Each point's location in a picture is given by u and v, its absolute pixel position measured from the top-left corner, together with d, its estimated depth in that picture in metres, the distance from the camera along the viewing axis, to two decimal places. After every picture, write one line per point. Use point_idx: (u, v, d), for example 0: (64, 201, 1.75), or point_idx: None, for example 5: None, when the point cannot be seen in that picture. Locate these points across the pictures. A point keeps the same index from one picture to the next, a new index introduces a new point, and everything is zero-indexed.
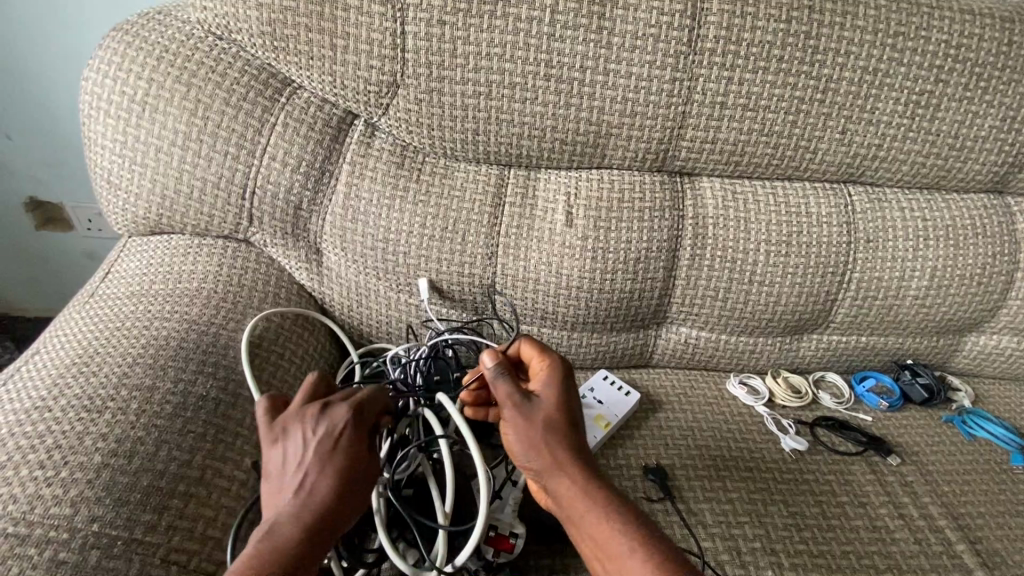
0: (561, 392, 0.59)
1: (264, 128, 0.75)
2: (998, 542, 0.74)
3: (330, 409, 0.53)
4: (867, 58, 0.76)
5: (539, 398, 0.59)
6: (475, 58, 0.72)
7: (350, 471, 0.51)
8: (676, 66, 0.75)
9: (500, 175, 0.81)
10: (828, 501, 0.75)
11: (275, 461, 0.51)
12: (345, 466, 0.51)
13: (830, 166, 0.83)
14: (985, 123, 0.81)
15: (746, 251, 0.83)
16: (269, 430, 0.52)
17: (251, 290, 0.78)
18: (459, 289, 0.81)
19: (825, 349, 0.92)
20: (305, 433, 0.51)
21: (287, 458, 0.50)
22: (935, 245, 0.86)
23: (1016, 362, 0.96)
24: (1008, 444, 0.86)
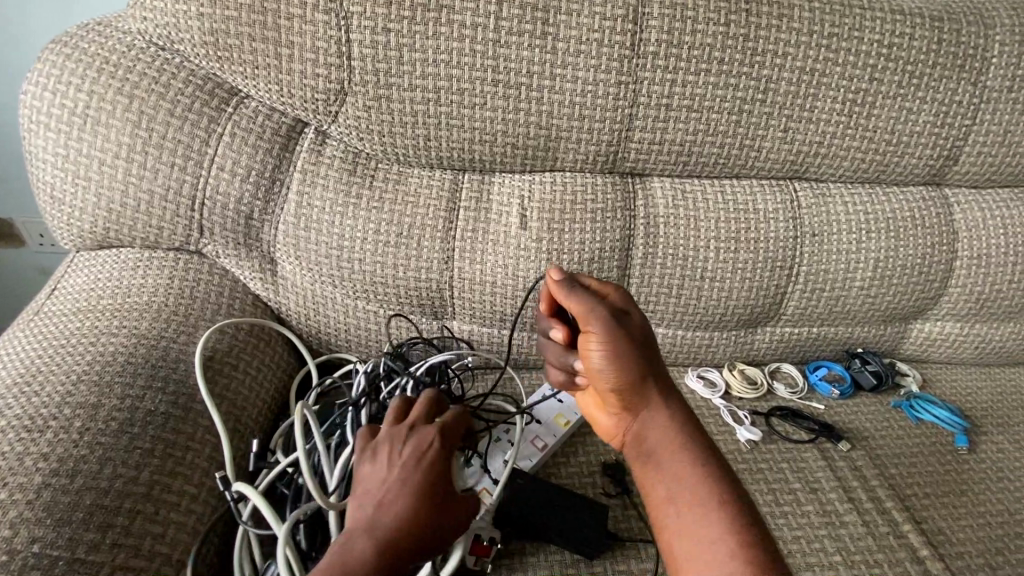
0: (655, 355, 0.61)
1: (211, 138, 0.74)
2: (942, 520, 0.77)
3: (417, 431, 0.57)
4: (804, 58, 0.79)
5: (642, 346, 0.61)
6: (421, 64, 0.73)
7: (427, 489, 0.53)
8: (621, 70, 0.76)
9: (454, 180, 0.81)
10: (781, 489, 0.78)
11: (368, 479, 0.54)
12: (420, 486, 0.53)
13: (775, 164, 0.86)
14: (919, 119, 0.85)
15: (697, 248, 0.85)
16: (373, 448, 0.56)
17: (203, 302, 0.77)
18: (417, 295, 0.82)
19: (779, 341, 0.95)
20: (392, 454, 0.55)
21: (376, 473, 0.54)
22: (877, 237, 0.89)
23: (960, 347, 1.00)
24: (952, 426, 0.89)
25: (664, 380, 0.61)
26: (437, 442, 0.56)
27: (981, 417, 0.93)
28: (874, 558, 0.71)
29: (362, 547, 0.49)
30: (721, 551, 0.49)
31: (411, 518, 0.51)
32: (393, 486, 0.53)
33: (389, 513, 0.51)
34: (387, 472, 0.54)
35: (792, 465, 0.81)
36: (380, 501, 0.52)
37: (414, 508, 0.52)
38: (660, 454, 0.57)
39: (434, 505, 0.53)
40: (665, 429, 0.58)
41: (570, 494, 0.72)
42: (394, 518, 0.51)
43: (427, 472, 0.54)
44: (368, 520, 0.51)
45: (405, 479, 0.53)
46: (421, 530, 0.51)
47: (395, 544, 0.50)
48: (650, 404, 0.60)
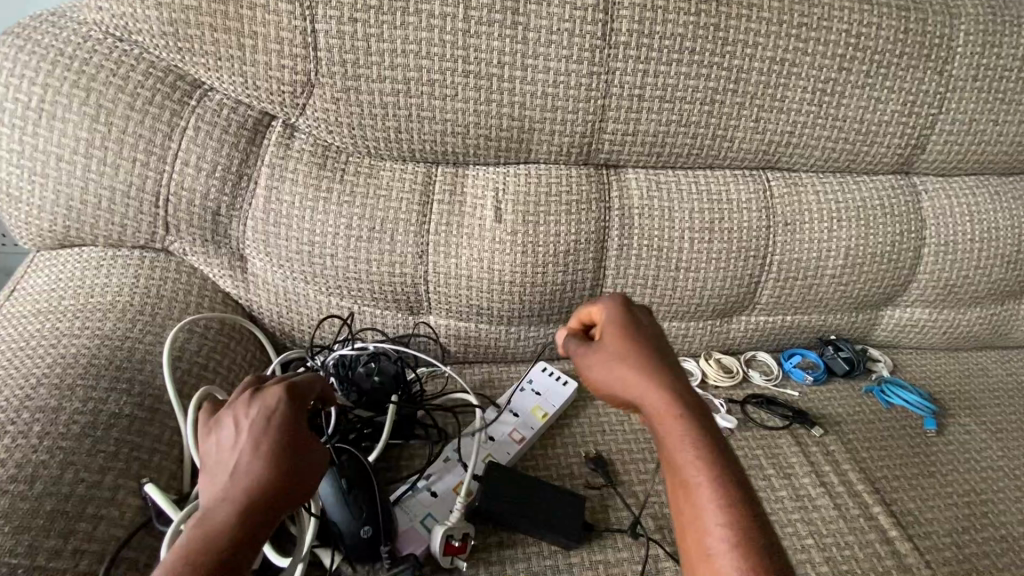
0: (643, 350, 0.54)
1: (174, 132, 0.72)
2: (910, 501, 0.79)
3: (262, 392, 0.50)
4: (774, 48, 0.79)
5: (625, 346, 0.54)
6: (390, 55, 0.71)
7: (281, 449, 0.47)
8: (593, 60, 0.76)
9: (427, 172, 0.80)
10: (755, 475, 0.79)
11: (215, 450, 0.47)
12: (275, 446, 0.47)
13: (747, 154, 0.86)
14: (887, 108, 0.86)
15: (671, 239, 0.86)
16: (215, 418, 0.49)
17: (171, 301, 0.75)
18: (391, 290, 0.81)
19: (754, 329, 0.96)
20: (238, 417, 0.48)
21: (222, 441, 0.47)
22: (848, 226, 0.90)
23: (929, 333, 1.02)
24: (920, 409, 0.92)
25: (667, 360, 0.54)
26: (287, 401, 0.50)
27: (947, 400, 0.96)
28: (845, 540, 0.73)
29: (211, 528, 0.42)
30: (721, 550, 0.43)
31: (262, 485, 0.45)
32: (239, 454, 0.46)
33: (238, 485, 0.44)
34: (231, 441, 0.47)
35: (766, 451, 0.82)
36: (226, 474, 0.45)
37: (266, 472, 0.45)
38: (670, 455, 0.48)
39: (288, 464, 0.46)
40: (683, 438, 0.48)
41: (548, 486, 0.71)
42: (244, 488, 0.44)
43: (278, 433, 0.48)
44: (216, 497, 0.44)
45: (252, 444, 0.46)
46: (278, 496, 0.45)
47: (248, 516, 0.43)
48: (656, 399, 0.50)
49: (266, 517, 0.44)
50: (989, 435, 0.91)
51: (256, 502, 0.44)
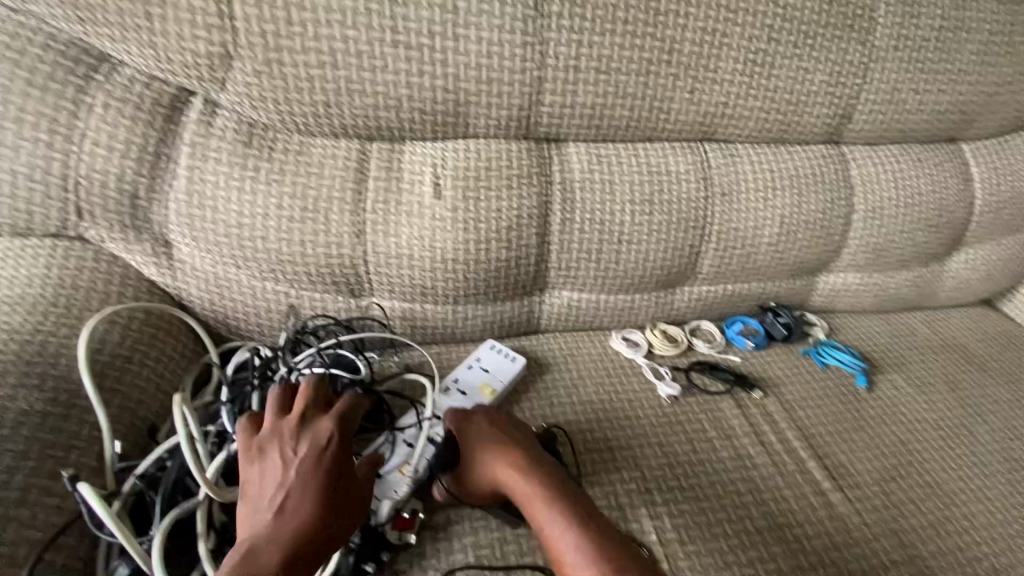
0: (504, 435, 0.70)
1: (80, 111, 0.67)
2: (842, 454, 0.83)
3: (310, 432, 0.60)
4: (705, 18, 0.80)
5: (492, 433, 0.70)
6: (314, 24, 0.68)
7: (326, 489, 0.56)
8: (526, 30, 0.74)
9: (361, 148, 0.78)
10: (698, 439, 0.81)
11: (261, 481, 0.57)
12: (321, 485, 0.56)
13: (684, 126, 0.87)
14: (815, 79, 0.88)
15: (613, 212, 0.87)
16: (257, 452, 0.59)
17: (89, 292, 0.71)
18: (329, 271, 0.78)
19: (697, 299, 0.98)
20: (286, 453, 0.58)
21: (269, 475, 0.57)
22: (781, 195, 0.93)
23: (860, 297, 1.07)
24: (852, 367, 0.96)
25: (520, 432, 0.71)
26: (333, 443, 0.60)
27: (878, 359, 1.01)
28: (782, 495, 0.76)
29: (262, 547, 0.51)
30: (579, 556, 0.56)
31: (305, 515, 0.54)
32: (290, 487, 0.56)
33: (291, 514, 0.54)
34: (281, 476, 0.57)
35: (708, 416, 0.85)
36: (277, 503, 0.55)
37: (311, 504, 0.55)
38: (528, 502, 0.62)
39: (330, 503, 0.56)
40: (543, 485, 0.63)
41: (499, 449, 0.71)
42: (293, 520, 0.53)
43: (324, 471, 0.58)
44: (267, 528, 0.53)
45: (301, 480, 0.56)
46: (321, 526, 0.54)
47: (298, 543, 0.52)
48: (509, 461, 0.66)
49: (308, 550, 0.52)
50: (914, 390, 0.96)
51: (304, 533, 0.53)
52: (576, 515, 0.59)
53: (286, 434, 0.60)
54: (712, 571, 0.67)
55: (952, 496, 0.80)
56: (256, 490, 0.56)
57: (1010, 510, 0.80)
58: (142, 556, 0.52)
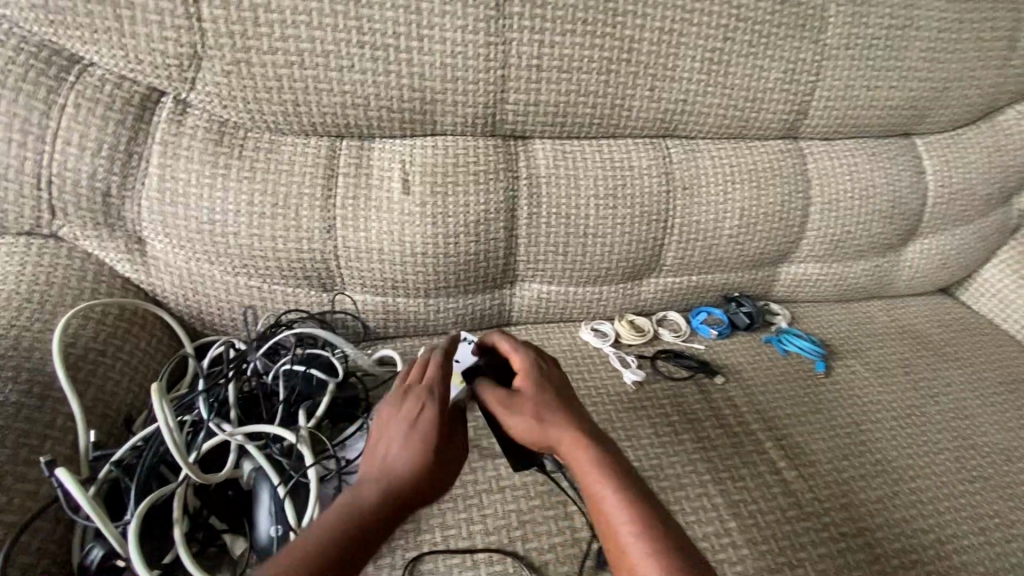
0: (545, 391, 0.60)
1: (52, 111, 0.69)
2: (799, 435, 0.87)
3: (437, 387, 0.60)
4: (662, 19, 0.83)
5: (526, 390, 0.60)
6: (281, 26, 0.70)
7: (440, 449, 0.55)
8: (488, 30, 0.77)
9: (331, 146, 0.80)
10: (661, 422, 0.84)
11: (386, 424, 0.56)
12: (437, 443, 0.55)
13: (645, 123, 0.91)
14: (770, 77, 0.92)
15: (579, 206, 0.90)
16: (398, 397, 0.59)
17: (63, 288, 0.72)
18: (301, 266, 0.80)
19: (663, 291, 1.02)
20: (418, 401, 0.58)
21: (399, 419, 0.56)
22: (741, 188, 0.97)
23: (821, 286, 1.12)
24: (811, 353, 1.00)
25: (562, 393, 0.61)
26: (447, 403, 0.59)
27: (837, 346, 1.05)
28: (739, 474, 0.80)
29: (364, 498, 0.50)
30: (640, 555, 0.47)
31: (411, 467, 0.53)
32: (398, 439, 0.55)
33: (402, 460, 0.53)
34: (407, 423, 0.56)
35: (672, 401, 0.88)
36: (387, 455, 0.54)
37: (417, 456, 0.53)
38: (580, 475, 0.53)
39: (438, 461, 0.55)
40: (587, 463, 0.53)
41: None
42: (404, 466, 0.53)
43: (441, 430, 0.56)
44: (382, 471, 0.52)
45: (408, 433, 0.55)
46: (423, 483, 0.53)
47: (403, 492, 0.51)
48: (556, 428, 0.56)
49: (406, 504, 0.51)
50: (871, 374, 1.00)
51: (412, 483, 0.52)
52: (638, 503, 0.50)
53: (417, 384, 0.60)
54: None
55: (901, 472, 0.84)
56: (376, 433, 0.56)
57: (955, 485, 0.84)
58: (113, 534, 0.54)
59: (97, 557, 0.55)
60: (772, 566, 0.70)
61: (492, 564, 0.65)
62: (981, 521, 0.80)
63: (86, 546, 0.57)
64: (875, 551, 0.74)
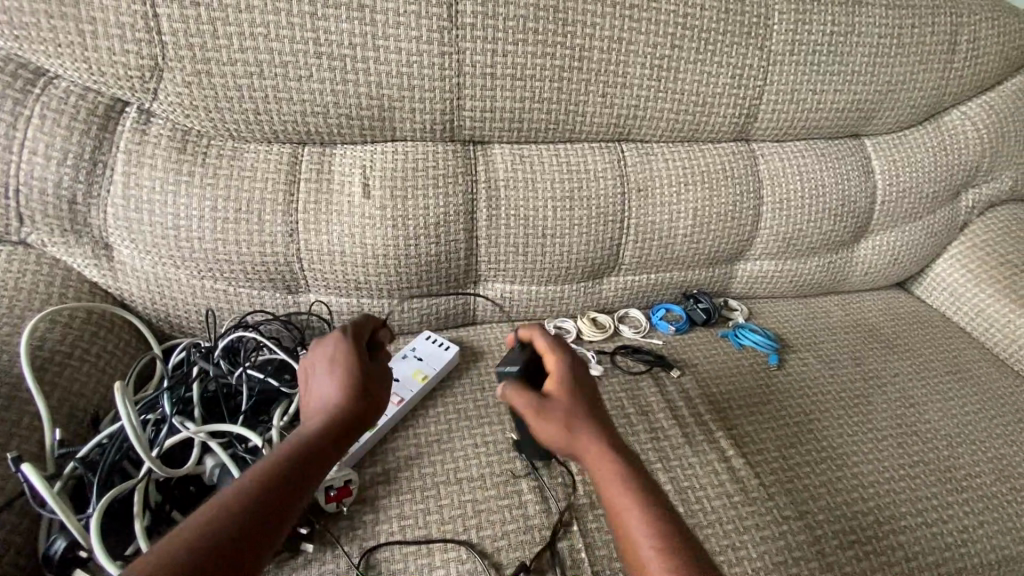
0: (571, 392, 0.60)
1: (18, 122, 0.72)
2: (748, 425, 0.91)
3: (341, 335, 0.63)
4: (611, 28, 0.87)
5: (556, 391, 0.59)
6: (239, 38, 0.73)
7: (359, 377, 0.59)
8: (442, 40, 0.81)
9: (293, 153, 0.83)
10: (616, 414, 0.88)
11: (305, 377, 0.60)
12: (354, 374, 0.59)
13: (599, 127, 0.95)
14: (718, 82, 0.96)
15: (537, 207, 0.93)
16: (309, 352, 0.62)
17: (31, 293, 0.75)
18: (265, 269, 0.83)
19: (623, 288, 1.05)
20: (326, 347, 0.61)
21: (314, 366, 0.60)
22: (695, 189, 1.01)
23: (777, 282, 1.16)
24: (766, 347, 1.04)
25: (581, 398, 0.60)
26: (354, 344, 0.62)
27: (791, 339, 1.10)
28: (689, 462, 0.83)
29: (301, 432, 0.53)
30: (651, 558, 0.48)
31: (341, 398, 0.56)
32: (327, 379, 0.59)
33: (329, 395, 0.57)
34: (321, 367, 0.59)
35: (627, 393, 0.92)
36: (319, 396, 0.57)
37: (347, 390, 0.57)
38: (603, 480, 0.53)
39: (361, 387, 0.58)
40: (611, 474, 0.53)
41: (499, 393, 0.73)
42: (331, 399, 0.56)
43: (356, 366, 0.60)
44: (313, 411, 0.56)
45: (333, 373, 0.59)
46: (355, 405, 0.56)
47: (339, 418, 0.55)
48: (585, 437, 0.56)
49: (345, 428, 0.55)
50: (822, 365, 1.05)
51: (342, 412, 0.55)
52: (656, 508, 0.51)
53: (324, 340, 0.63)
54: None
55: (844, 458, 0.88)
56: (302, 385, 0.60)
57: (896, 469, 0.88)
58: (76, 524, 0.56)
59: (59, 549, 0.57)
60: (716, 548, 0.73)
61: (446, 550, 0.68)
62: (919, 503, 0.84)
63: (50, 536, 0.59)
64: (815, 533, 0.78)
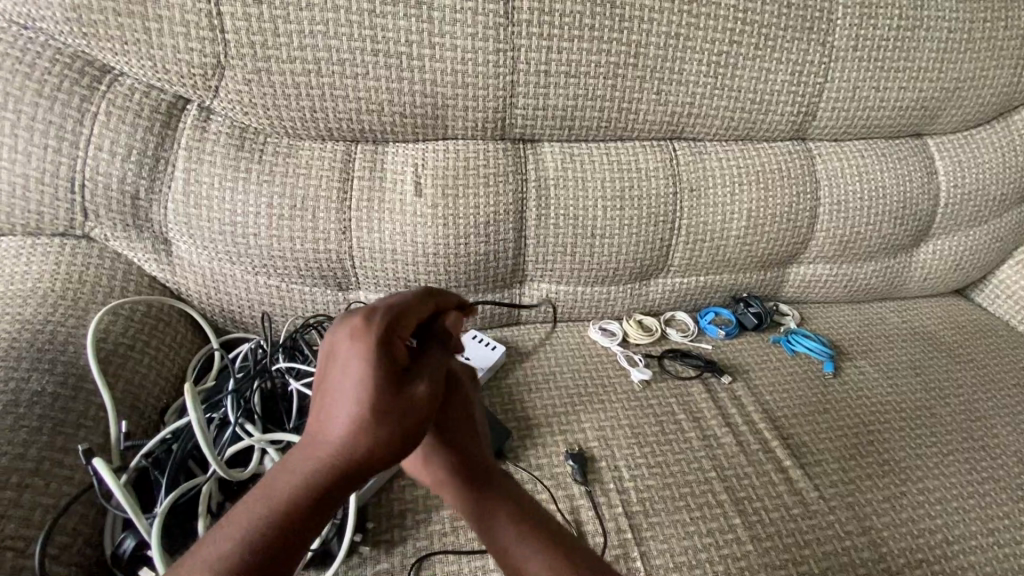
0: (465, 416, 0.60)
1: (85, 118, 0.73)
2: (805, 435, 0.87)
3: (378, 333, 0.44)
4: (668, 24, 0.85)
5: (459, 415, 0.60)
6: (299, 36, 0.74)
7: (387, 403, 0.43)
8: (497, 37, 0.80)
9: (347, 151, 0.83)
10: (668, 420, 0.86)
11: (337, 374, 0.44)
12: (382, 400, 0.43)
13: (652, 125, 0.92)
14: (777, 78, 0.93)
15: (587, 207, 0.91)
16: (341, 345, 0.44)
17: (94, 286, 0.77)
18: (318, 266, 0.83)
19: (671, 291, 1.03)
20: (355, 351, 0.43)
21: (340, 364, 0.44)
22: (749, 188, 0.98)
23: (832, 286, 1.12)
24: (821, 354, 1.00)
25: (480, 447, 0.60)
26: (371, 347, 0.43)
27: (846, 346, 1.06)
28: (744, 472, 0.80)
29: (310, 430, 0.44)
30: None
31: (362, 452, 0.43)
32: (353, 362, 0.43)
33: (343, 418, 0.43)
34: (345, 373, 0.43)
35: (678, 398, 0.90)
36: (342, 430, 0.42)
37: (377, 384, 0.43)
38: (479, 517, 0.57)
39: (373, 419, 0.42)
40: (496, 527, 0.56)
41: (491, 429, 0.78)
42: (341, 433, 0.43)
43: (380, 382, 0.43)
44: (330, 431, 0.43)
45: (369, 358, 0.43)
46: (368, 440, 0.42)
47: (337, 469, 0.43)
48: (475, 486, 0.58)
49: (354, 471, 0.43)
50: (881, 374, 1.00)
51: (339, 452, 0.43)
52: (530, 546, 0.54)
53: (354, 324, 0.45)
54: (674, 540, 0.72)
55: (909, 473, 0.84)
56: (335, 370, 0.44)
57: (965, 487, 0.84)
58: (145, 525, 0.57)
59: (129, 549, 0.58)
60: (776, 561, 0.71)
61: None
62: (990, 522, 0.80)
63: (118, 535, 0.61)
64: (881, 550, 0.74)
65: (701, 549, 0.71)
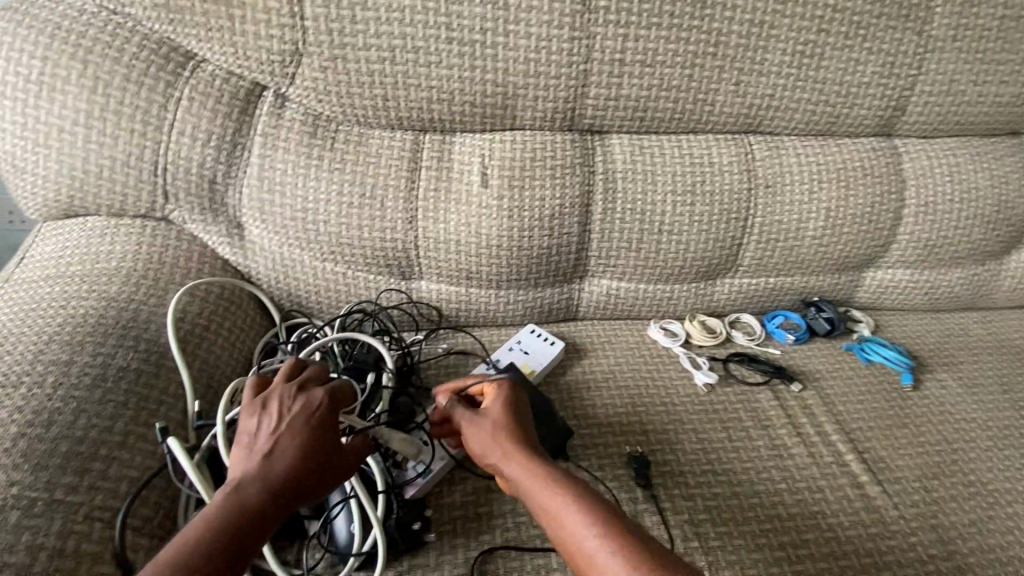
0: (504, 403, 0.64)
1: (169, 103, 0.75)
2: (883, 450, 0.82)
3: (307, 391, 0.58)
4: (753, 10, 0.81)
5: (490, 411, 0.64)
6: (375, 23, 0.73)
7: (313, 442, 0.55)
8: (573, 25, 0.77)
9: (416, 139, 0.83)
10: (734, 426, 0.82)
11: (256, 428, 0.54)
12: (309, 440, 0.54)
13: (728, 117, 0.88)
14: (867, 69, 0.87)
15: (654, 202, 0.88)
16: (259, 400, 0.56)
17: (172, 267, 0.79)
18: (383, 254, 0.84)
19: (737, 292, 0.99)
20: (284, 404, 0.56)
21: (262, 421, 0.55)
22: (828, 187, 0.93)
23: (911, 293, 1.05)
24: (899, 364, 0.94)
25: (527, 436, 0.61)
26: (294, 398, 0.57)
27: (926, 357, 0.99)
28: (816, 485, 0.77)
29: (244, 472, 0.51)
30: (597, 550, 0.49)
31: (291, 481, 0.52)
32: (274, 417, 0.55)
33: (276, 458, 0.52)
34: (271, 422, 0.54)
35: (744, 404, 0.86)
36: (272, 464, 0.52)
37: (305, 429, 0.55)
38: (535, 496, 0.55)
39: (300, 457, 0.53)
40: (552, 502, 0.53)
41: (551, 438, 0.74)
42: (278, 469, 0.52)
43: (305, 427, 0.55)
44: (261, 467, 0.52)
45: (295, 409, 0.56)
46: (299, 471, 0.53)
47: (277, 492, 0.51)
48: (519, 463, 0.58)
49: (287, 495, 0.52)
50: (965, 389, 0.94)
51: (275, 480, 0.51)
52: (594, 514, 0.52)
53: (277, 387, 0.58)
54: (742, 552, 0.68)
55: (998, 497, 0.78)
56: (254, 422, 0.54)
57: None
58: None
59: None
60: None
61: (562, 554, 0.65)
62: None
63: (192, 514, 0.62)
64: None
65: (772, 563, 0.68)
